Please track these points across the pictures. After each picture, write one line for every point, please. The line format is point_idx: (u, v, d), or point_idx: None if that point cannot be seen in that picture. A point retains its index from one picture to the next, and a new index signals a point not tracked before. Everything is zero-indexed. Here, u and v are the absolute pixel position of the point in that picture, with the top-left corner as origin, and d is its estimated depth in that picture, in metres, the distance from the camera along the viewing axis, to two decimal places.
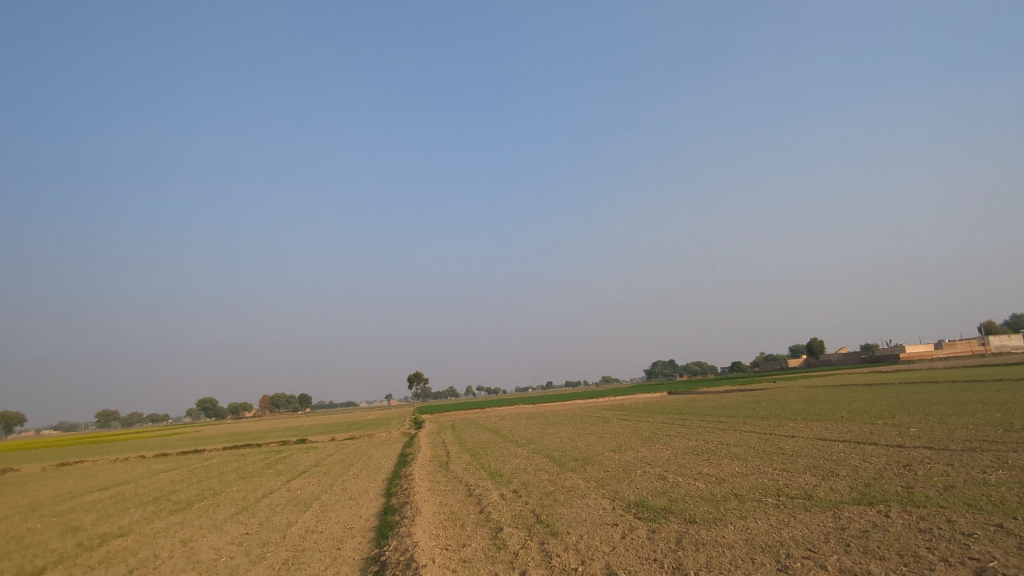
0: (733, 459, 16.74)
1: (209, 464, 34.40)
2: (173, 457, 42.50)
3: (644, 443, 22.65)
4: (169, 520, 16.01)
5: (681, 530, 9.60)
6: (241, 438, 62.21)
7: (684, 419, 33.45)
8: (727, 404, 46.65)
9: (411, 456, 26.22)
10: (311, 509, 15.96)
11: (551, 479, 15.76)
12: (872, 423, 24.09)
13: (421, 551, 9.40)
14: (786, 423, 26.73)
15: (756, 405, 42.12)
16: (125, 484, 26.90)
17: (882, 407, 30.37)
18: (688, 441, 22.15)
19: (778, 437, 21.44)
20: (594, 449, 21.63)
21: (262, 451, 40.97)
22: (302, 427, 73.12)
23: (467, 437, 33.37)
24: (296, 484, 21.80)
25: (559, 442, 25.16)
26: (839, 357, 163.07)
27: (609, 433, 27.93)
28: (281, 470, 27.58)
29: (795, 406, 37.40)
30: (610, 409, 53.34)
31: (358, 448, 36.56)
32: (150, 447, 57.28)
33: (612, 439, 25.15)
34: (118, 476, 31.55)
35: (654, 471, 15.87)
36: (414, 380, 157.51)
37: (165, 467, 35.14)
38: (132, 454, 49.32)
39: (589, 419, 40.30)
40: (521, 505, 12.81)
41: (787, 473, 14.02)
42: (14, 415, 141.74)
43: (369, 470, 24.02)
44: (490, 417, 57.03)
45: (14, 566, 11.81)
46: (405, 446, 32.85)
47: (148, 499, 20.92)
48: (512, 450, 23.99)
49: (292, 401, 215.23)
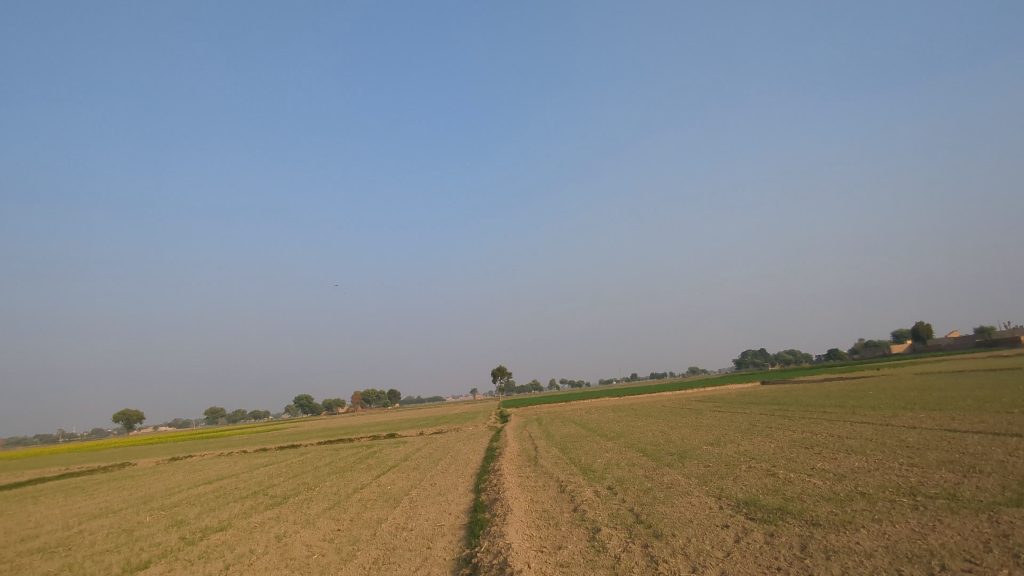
0: (850, 453, 15.22)
1: (304, 459, 35.46)
2: (272, 452, 44.25)
3: (744, 435, 21.26)
4: (266, 515, 16.26)
5: (805, 534, 8.51)
6: (335, 433, 64.43)
7: (784, 410, 31.47)
8: (829, 393, 43.80)
9: (499, 450, 25.86)
10: (401, 505, 15.77)
11: (647, 475, 14.81)
12: (1005, 412, 21.64)
13: (515, 553, 8.78)
14: (901, 413, 24.53)
15: (863, 394, 39.23)
16: (227, 479, 28.03)
17: (1014, 394, 27.33)
18: (793, 434, 20.57)
19: (897, 428, 19.53)
20: (690, 443, 20.46)
21: (354, 446, 41.96)
22: (392, 421, 74.88)
23: (554, 431, 32.76)
24: (386, 479, 21.86)
25: (651, 435, 24.09)
26: (949, 341, 151.25)
27: (704, 425, 26.55)
28: (372, 465, 27.93)
29: (908, 395, 34.53)
30: (701, 400, 51.31)
31: (446, 442, 36.69)
32: (251, 442, 60.18)
33: (708, 431, 23.83)
34: (222, 470, 33.01)
35: (761, 466, 14.63)
36: (497, 374, 159.05)
37: (264, 462, 36.55)
38: (234, 449, 51.89)
39: (680, 411, 38.79)
40: (618, 504, 11.99)
41: (918, 469, 12.49)
42: (135, 413, 154.05)
43: (457, 464, 23.82)
44: (575, 409, 56.34)
45: (122, 560, 12.16)
46: (493, 441, 32.60)
47: (247, 494, 21.55)
48: (602, 444, 23.12)
49: (382, 396, 222.23)
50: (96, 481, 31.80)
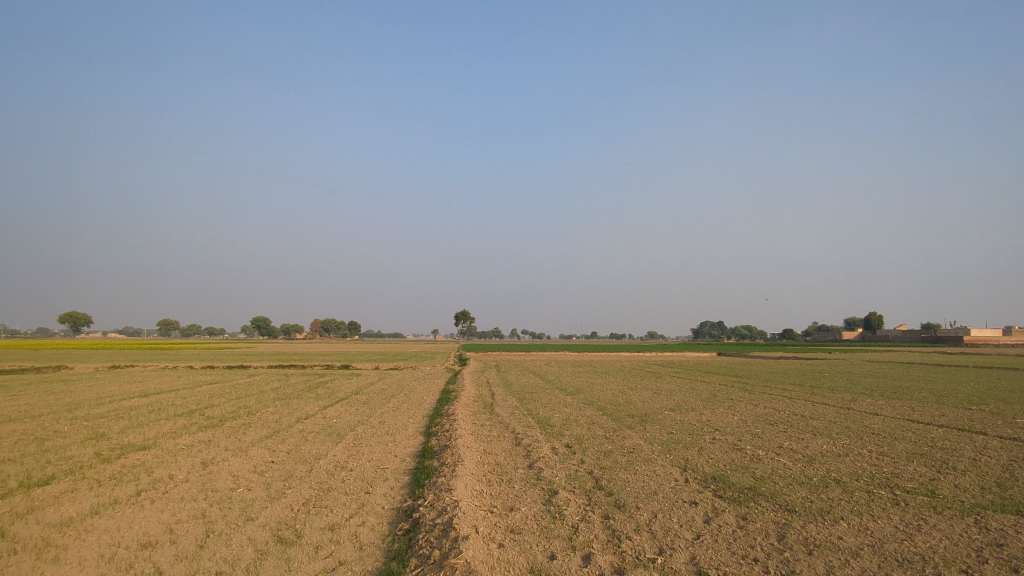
0: (817, 435, 14.63)
1: (251, 382, 34.19)
2: (219, 371, 42.80)
3: (705, 405, 20.70)
4: (197, 438, 15.07)
5: (782, 522, 7.70)
6: (289, 358, 63.24)
7: (742, 383, 31.27)
8: (784, 370, 44.15)
9: (454, 393, 24.94)
10: (343, 442, 14.69)
11: (609, 437, 14.01)
12: (965, 405, 21.50)
13: (461, 513, 7.80)
14: (862, 397, 24.30)
15: (818, 375, 39.51)
16: (165, 394, 26.65)
17: (968, 390, 27.48)
18: (757, 408, 20.01)
19: (859, 413, 19.16)
20: (652, 407, 19.80)
21: (305, 373, 40.79)
22: (348, 352, 73.84)
23: (512, 379, 32.03)
24: (333, 411, 20.80)
25: (611, 395, 23.40)
26: (899, 333, 156.00)
27: (665, 390, 26.01)
28: (321, 395, 26.84)
29: (864, 380, 34.73)
30: (660, 365, 51.27)
31: (400, 380, 35.77)
32: (199, 358, 58.51)
33: (670, 396, 23.25)
34: (162, 384, 31.60)
35: (726, 439, 13.96)
36: (460, 318, 158.89)
37: (209, 380, 35.18)
38: (180, 363, 50.22)
39: (638, 373, 38.54)
40: (577, 465, 11.15)
41: (890, 458, 11.89)
42: (83, 316, 150.08)
43: (409, 404, 22.83)
44: (534, 360, 56.07)
45: (21, 473, 10.94)
46: (448, 383, 31.74)
47: (182, 412, 20.27)
48: (561, 398, 22.32)
49: (341, 326, 220.75)
50: (25, 382, 30.08)
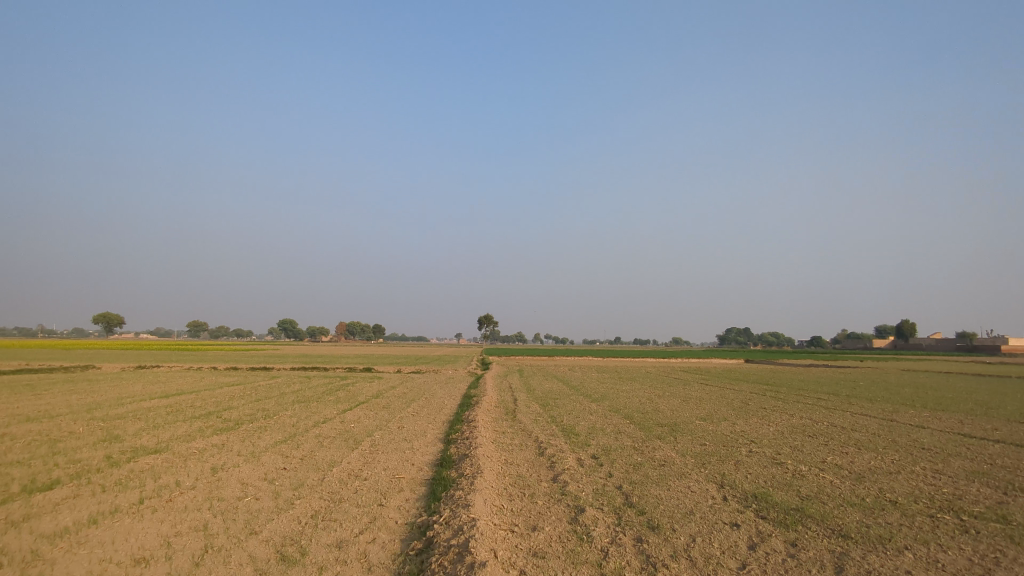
0: (862, 449, 13.67)
1: (272, 384, 33.92)
2: (242, 373, 42.73)
3: (738, 414, 19.76)
4: (210, 442, 14.61)
5: (838, 551, 6.88)
6: (312, 360, 63.19)
7: (774, 392, 30.15)
8: (816, 379, 42.71)
9: (476, 398, 24.29)
10: (359, 448, 14.11)
11: (637, 447, 13.23)
12: (1017, 419, 20.24)
13: (479, 533, 7.11)
14: (903, 409, 23.12)
15: (852, 384, 38.10)
16: (185, 395, 26.42)
17: (1016, 403, 26.07)
18: (793, 419, 19.01)
19: (903, 426, 18.06)
20: (681, 416, 18.92)
21: (326, 376, 40.53)
22: (372, 356, 73.76)
23: (535, 385, 31.30)
24: (352, 416, 20.29)
25: (638, 402, 22.55)
26: (933, 342, 151.66)
27: (694, 398, 25.10)
28: (341, 398, 26.38)
29: (903, 390, 33.29)
30: (686, 372, 50.13)
31: (421, 384, 35.22)
32: (223, 360, 58.73)
33: (699, 405, 22.32)
34: (184, 385, 31.50)
35: (763, 453, 13.07)
36: (483, 322, 158.43)
37: (231, 382, 34.97)
38: (205, 364, 50.39)
39: (665, 380, 37.53)
40: (604, 479, 10.39)
41: (947, 478, 10.92)
42: (115, 316, 152.95)
43: (429, 409, 22.23)
44: (558, 366, 55.23)
45: (27, 477, 10.54)
46: (470, 388, 31.14)
47: (199, 414, 19.89)
48: (586, 405, 21.54)
49: (366, 329, 221.94)
50: (50, 381, 30.14)
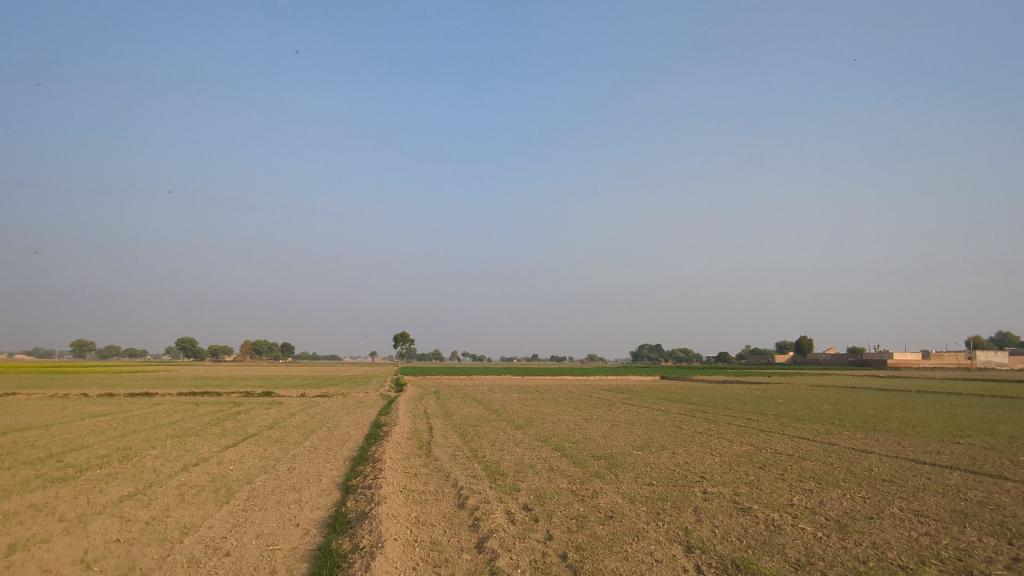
0: (825, 484, 12.09)
1: (149, 413, 29.48)
2: (118, 399, 37.58)
3: (676, 441, 18.02)
4: (28, 501, 11.15)
5: None
6: (207, 383, 57.61)
7: (701, 412, 29.03)
8: (735, 396, 42.45)
9: (385, 428, 21.46)
10: (231, 503, 11.16)
11: (576, 493, 11.02)
12: (951, 440, 19.61)
13: None
14: (836, 429, 22.17)
15: (772, 401, 37.86)
16: (32, 431, 22.00)
17: (936, 419, 26.02)
18: (734, 445, 17.49)
19: (849, 450, 16.87)
20: (617, 446, 16.99)
21: (218, 402, 36.16)
22: (277, 377, 68.46)
23: (452, 409, 28.71)
24: (233, 455, 17.01)
25: (566, 429, 20.52)
26: (828, 356, 160.37)
27: (624, 422, 23.36)
28: (227, 431, 22.81)
29: (823, 407, 33.13)
30: (607, 390, 48.87)
31: (326, 409, 31.78)
32: (100, 384, 52.28)
33: (633, 431, 20.54)
34: (37, 417, 26.70)
35: (719, 494, 11.20)
36: (399, 340, 153.99)
37: (98, 411, 30.27)
38: (74, 390, 44.34)
39: (588, 400, 35.95)
40: (542, 546, 8.06)
41: (937, 524, 9.33)
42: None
43: (332, 442, 19.26)
44: (476, 385, 52.60)
45: None
46: (380, 414, 28.16)
47: (34, 457, 16.01)
48: (510, 434, 19.27)
49: (274, 348, 210.66)
50: None
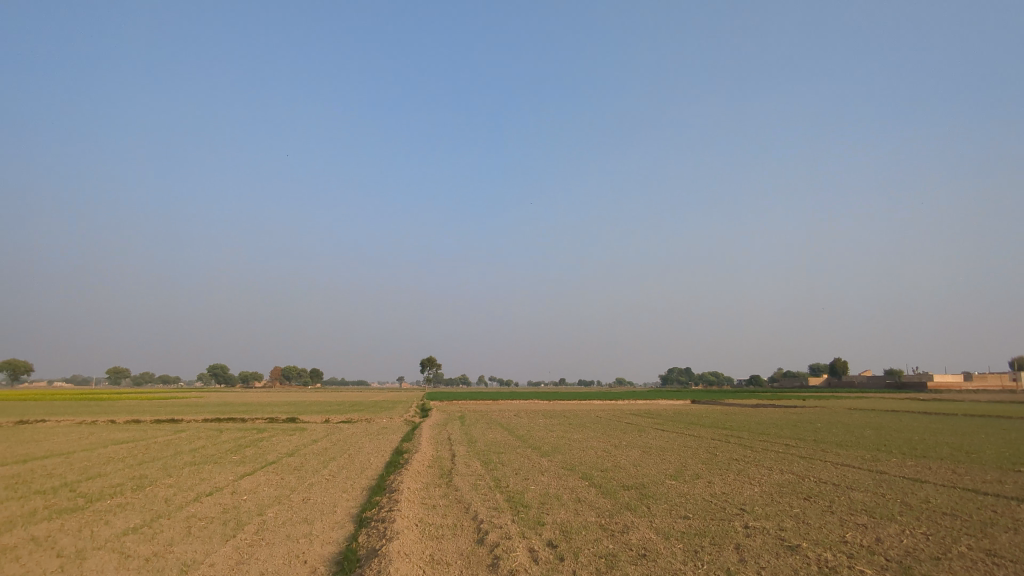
0: (880, 519, 11.01)
1: (171, 440, 29.21)
2: (143, 426, 37.55)
3: (711, 469, 16.98)
4: (29, 534, 10.68)
5: None
6: (234, 409, 57.73)
7: (736, 438, 27.75)
8: (770, 421, 40.82)
9: (406, 455, 20.75)
10: (239, 537, 10.55)
11: (605, 527, 10.17)
12: (1010, 468, 18.20)
13: None
14: (882, 455, 20.83)
15: (809, 426, 36.24)
16: (52, 459, 21.78)
17: (990, 445, 24.42)
18: (774, 474, 16.39)
19: (901, 479, 15.63)
20: (648, 475, 16.03)
21: (241, 428, 35.87)
22: (302, 403, 68.37)
23: (475, 436, 27.91)
24: (248, 483, 16.44)
25: (594, 456, 19.58)
26: (864, 379, 155.57)
27: (655, 448, 22.32)
28: (245, 458, 22.30)
29: (865, 432, 31.51)
30: (636, 416, 47.51)
31: (348, 436, 31.22)
32: (129, 411, 52.63)
33: (664, 458, 19.52)
34: (60, 444, 26.59)
35: (762, 530, 10.23)
36: (426, 366, 153.89)
37: (121, 439, 30.12)
38: (102, 418, 44.58)
39: (617, 426, 34.81)
40: None
41: (1014, 566, 8.26)
42: (23, 365, 143.29)
43: (350, 470, 18.60)
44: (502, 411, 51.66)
45: None
46: (403, 440, 27.49)
47: (48, 486, 15.64)
48: (535, 462, 18.41)
49: (302, 373, 211.93)
50: None
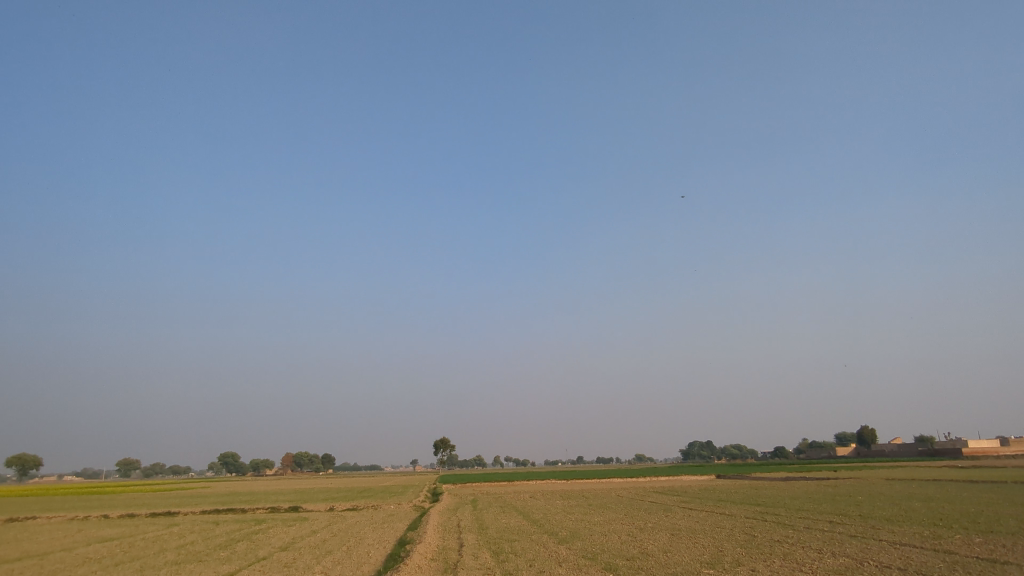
0: None
1: (161, 536, 27.31)
2: (137, 520, 35.64)
3: (751, 555, 15.02)
4: None
5: None
6: (237, 499, 55.28)
7: (773, 516, 25.38)
8: (805, 496, 38.03)
9: (409, 546, 18.87)
10: None
11: None
12: None
13: None
14: (941, 531, 18.62)
15: (848, 500, 33.53)
16: (27, 561, 20.11)
17: None
18: (825, 558, 14.40)
19: (974, 560, 13.61)
20: (680, 563, 14.13)
21: (240, 520, 33.81)
22: (311, 490, 65.65)
23: (487, 521, 25.80)
24: None
25: (617, 542, 17.62)
26: (894, 447, 149.03)
27: (684, 530, 20.23)
28: (235, 554, 20.46)
29: (912, 505, 28.89)
30: (660, 493, 44.69)
31: (351, 526, 29.09)
32: (127, 504, 50.42)
33: (696, 542, 17.50)
34: (41, 545, 24.84)
35: None
36: (441, 447, 150.01)
37: (110, 535, 28.28)
38: (97, 512, 42.57)
39: (640, 506, 32.41)
40: None
41: None
42: (34, 458, 141.61)
43: (346, 566, 16.79)
44: (518, 493, 48.81)
45: None
46: (410, 529, 25.42)
47: None
48: (552, 551, 16.51)
49: (313, 460, 206.54)
50: None
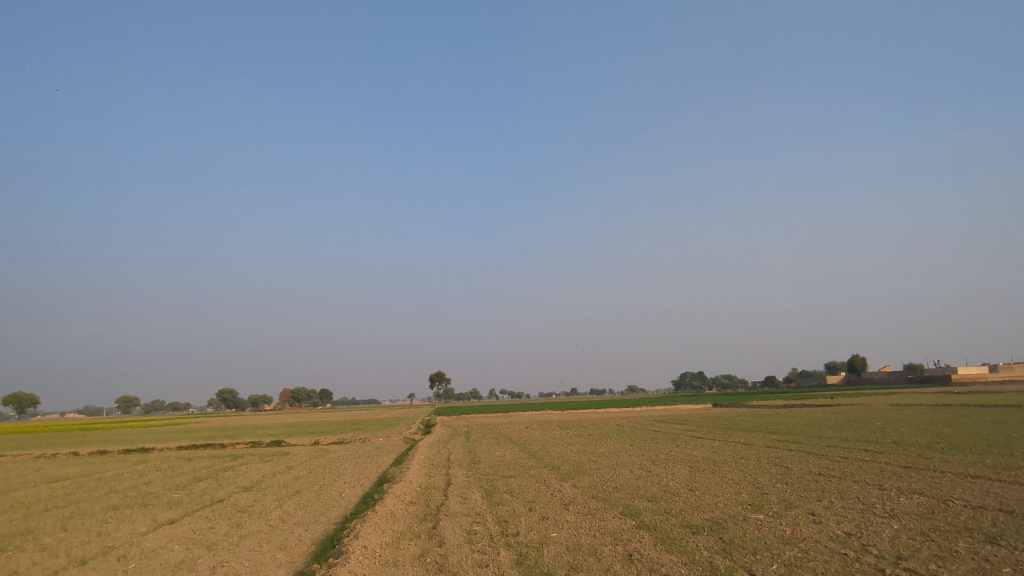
0: None
1: (118, 475, 24.57)
2: (105, 458, 33.04)
3: (800, 494, 12.23)
4: None
5: None
6: (222, 434, 53.03)
7: (795, 445, 22.90)
8: (815, 424, 35.74)
9: (387, 486, 16.12)
10: None
11: None
12: None
13: None
14: (1004, 460, 16.00)
15: (865, 428, 31.26)
16: None
17: None
18: (895, 498, 11.62)
19: None
20: (718, 506, 11.32)
21: (213, 457, 31.23)
22: (300, 425, 63.63)
23: (479, 455, 23.22)
24: (157, 538, 11.78)
25: (632, 480, 14.89)
26: (885, 375, 149.35)
27: (704, 464, 17.56)
28: (189, 496, 17.73)
29: (940, 431, 26.52)
30: (661, 422, 42.50)
31: (331, 461, 26.57)
32: (104, 441, 47.95)
33: (726, 479, 14.79)
34: None
35: None
36: (435, 380, 149.15)
37: (65, 475, 25.62)
38: (66, 449, 39.90)
39: (644, 436, 29.95)
40: None
41: None
42: (29, 397, 140.64)
43: (311, 512, 13.99)
44: (512, 424, 46.54)
45: None
46: (393, 464, 22.82)
47: None
48: (555, 491, 13.75)
49: (310, 395, 207.00)
50: None
